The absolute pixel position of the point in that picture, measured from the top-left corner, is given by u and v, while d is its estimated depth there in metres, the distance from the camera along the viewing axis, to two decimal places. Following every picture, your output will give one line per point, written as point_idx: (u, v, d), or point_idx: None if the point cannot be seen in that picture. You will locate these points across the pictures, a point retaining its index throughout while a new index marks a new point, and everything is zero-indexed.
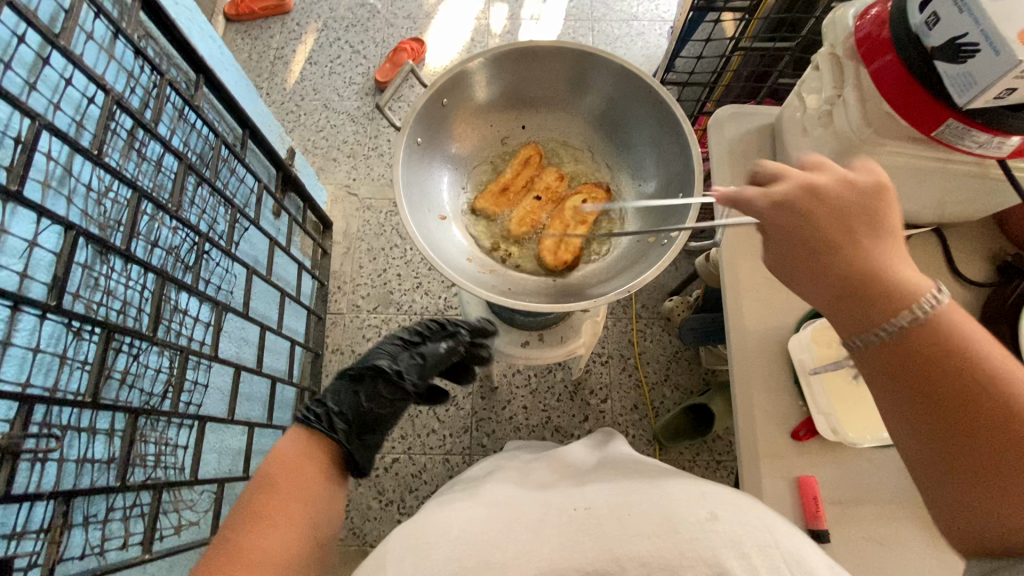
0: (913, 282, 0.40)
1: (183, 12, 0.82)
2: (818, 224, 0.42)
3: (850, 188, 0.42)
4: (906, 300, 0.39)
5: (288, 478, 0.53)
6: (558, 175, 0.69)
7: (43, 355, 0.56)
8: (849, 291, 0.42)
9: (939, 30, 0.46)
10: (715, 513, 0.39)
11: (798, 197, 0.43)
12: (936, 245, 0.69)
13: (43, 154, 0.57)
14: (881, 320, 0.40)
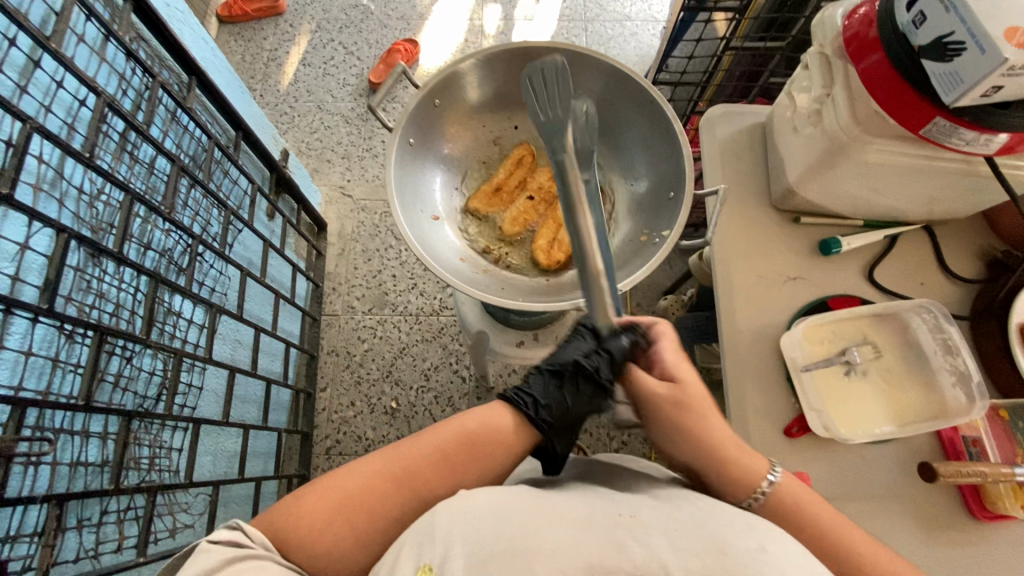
0: (753, 459, 0.50)
1: (175, 14, 0.82)
2: (675, 406, 0.51)
3: (689, 380, 0.53)
4: (754, 478, 0.48)
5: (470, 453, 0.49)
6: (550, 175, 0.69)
7: (35, 359, 0.55)
8: (701, 473, 0.50)
9: (926, 29, 0.46)
10: (765, 545, 0.37)
11: (658, 389, 0.51)
12: (926, 243, 0.69)
13: (35, 157, 0.57)
14: (736, 488, 0.49)
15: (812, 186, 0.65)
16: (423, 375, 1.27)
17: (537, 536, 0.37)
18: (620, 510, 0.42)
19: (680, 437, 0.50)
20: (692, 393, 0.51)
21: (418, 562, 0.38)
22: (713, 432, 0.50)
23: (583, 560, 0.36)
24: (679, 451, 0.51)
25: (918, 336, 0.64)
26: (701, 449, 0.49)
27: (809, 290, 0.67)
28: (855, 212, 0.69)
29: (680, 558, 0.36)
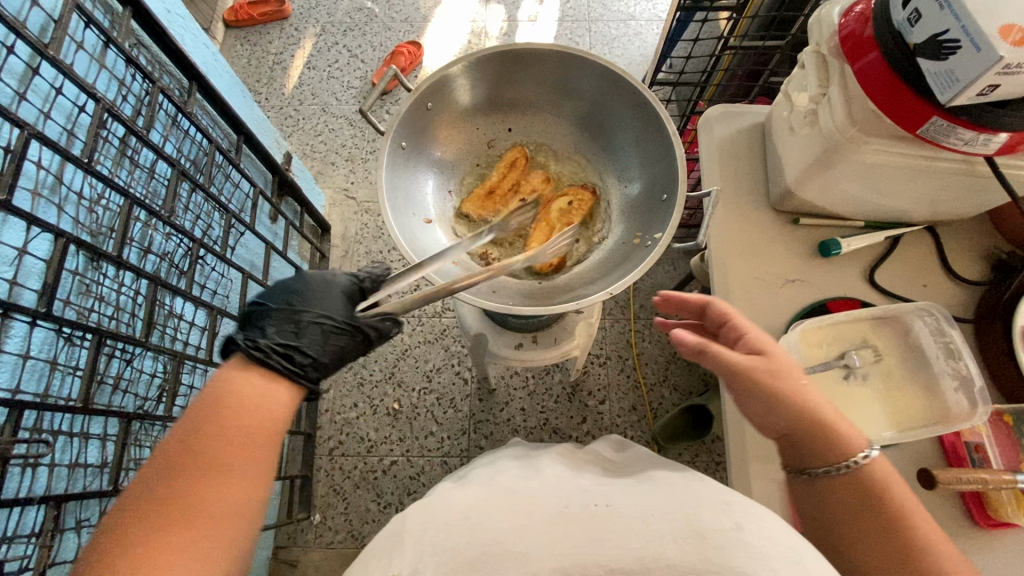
0: (848, 435, 0.47)
1: (176, 21, 0.83)
2: (775, 376, 0.47)
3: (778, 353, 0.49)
4: (846, 452, 0.46)
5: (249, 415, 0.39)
6: (545, 178, 0.68)
7: (35, 362, 0.56)
8: (788, 437, 0.48)
9: (921, 27, 0.45)
10: (740, 523, 0.38)
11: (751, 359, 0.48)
12: (929, 244, 0.68)
13: (33, 163, 0.58)
14: (827, 462, 0.46)
15: (810, 187, 0.63)
16: (425, 377, 1.27)
17: (511, 536, 0.38)
18: (593, 500, 0.42)
19: (769, 403, 0.47)
20: (783, 362, 0.48)
21: (389, 570, 0.39)
22: (805, 400, 0.47)
23: (561, 558, 0.37)
24: (766, 416, 0.48)
25: (920, 339, 0.62)
26: (793, 414, 0.46)
27: (808, 293, 0.66)
28: (855, 213, 0.68)
29: (663, 547, 0.37)
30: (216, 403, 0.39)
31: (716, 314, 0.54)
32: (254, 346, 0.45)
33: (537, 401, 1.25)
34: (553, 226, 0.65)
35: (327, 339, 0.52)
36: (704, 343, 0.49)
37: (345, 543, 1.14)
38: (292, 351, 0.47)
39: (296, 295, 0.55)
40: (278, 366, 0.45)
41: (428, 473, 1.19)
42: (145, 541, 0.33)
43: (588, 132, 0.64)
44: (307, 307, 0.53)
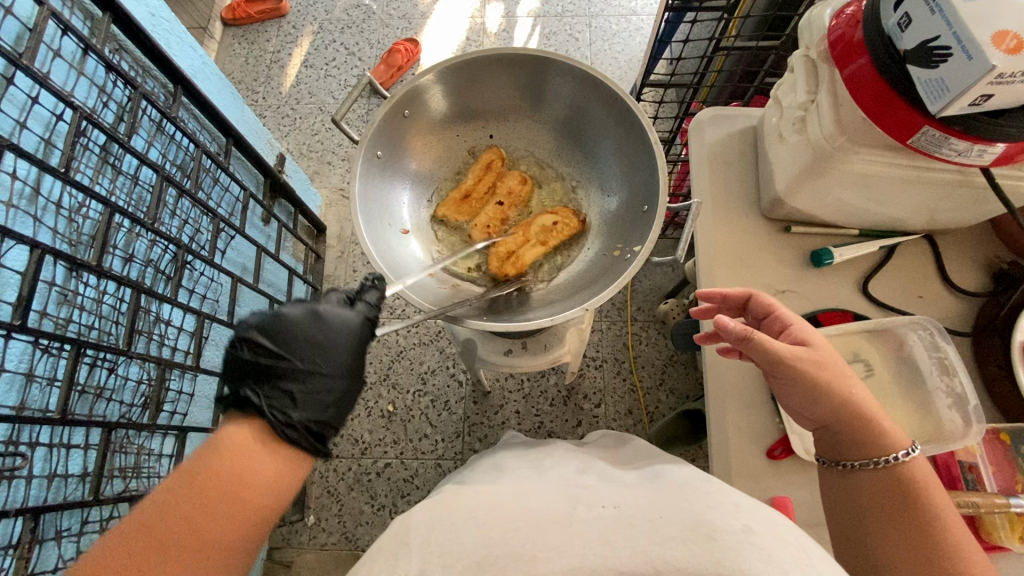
0: (891, 433, 0.46)
1: (161, 24, 0.83)
2: (819, 369, 0.46)
3: (822, 347, 0.48)
4: (884, 448, 0.45)
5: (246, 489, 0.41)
6: (520, 179, 0.66)
7: (11, 375, 0.57)
8: (828, 427, 0.48)
9: (912, 32, 0.43)
10: (750, 525, 0.36)
11: (797, 350, 0.47)
12: (927, 253, 0.65)
13: (8, 174, 0.57)
14: (867, 454, 0.46)
15: (802, 196, 0.61)
16: (420, 379, 1.26)
17: (517, 537, 0.35)
18: (602, 502, 0.40)
19: (813, 395, 0.46)
20: (828, 355, 0.47)
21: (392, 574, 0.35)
22: (850, 392, 0.46)
23: (567, 559, 0.34)
24: (808, 406, 0.48)
25: (914, 353, 0.60)
26: (835, 405, 0.46)
27: (799, 304, 0.64)
28: (850, 221, 0.65)
29: (666, 549, 0.34)
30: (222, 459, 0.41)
31: (759, 307, 0.53)
32: (286, 425, 0.47)
33: (532, 404, 1.24)
34: (528, 240, 0.62)
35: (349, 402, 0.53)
36: (747, 329, 0.47)
37: (338, 545, 1.14)
38: (323, 430, 0.49)
39: (319, 351, 0.51)
40: (308, 448, 0.47)
41: (422, 476, 1.19)
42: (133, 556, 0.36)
43: (567, 139, 0.63)
44: (334, 367, 0.51)
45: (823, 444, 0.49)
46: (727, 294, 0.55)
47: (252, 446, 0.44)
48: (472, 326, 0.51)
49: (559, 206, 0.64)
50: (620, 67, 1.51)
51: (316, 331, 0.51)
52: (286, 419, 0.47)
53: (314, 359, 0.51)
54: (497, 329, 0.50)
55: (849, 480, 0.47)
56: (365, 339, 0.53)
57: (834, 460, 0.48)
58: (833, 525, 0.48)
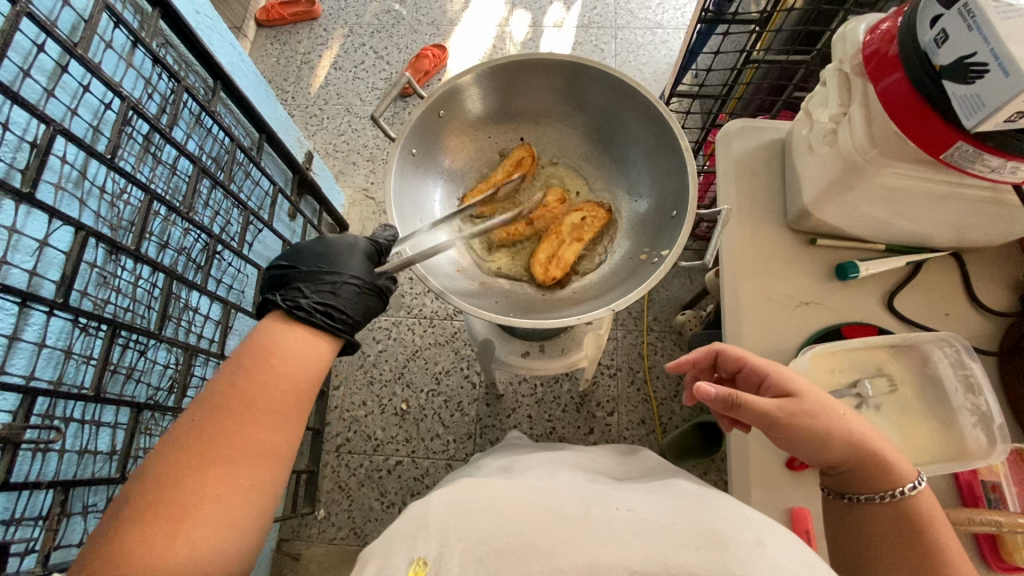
0: (900, 466, 0.46)
1: (204, 21, 0.85)
2: (813, 416, 0.46)
3: (814, 393, 0.48)
4: (894, 481, 0.45)
5: (287, 368, 0.46)
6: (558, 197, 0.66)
7: (50, 350, 0.58)
8: (839, 466, 0.47)
9: (948, 48, 0.43)
10: (762, 540, 0.36)
11: (787, 405, 0.47)
12: (952, 271, 0.65)
13: (58, 157, 0.60)
14: (878, 489, 0.46)
15: (829, 208, 0.61)
16: (434, 379, 1.27)
17: (534, 534, 0.36)
18: (617, 506, 0.40)
19: (820, 444, 0.46)
20: (815, 401, 0.47)
21: (412, 555, 0.37)
22: (850, 430, 0.46)
23: (584, 554, 0.34)
24: (813, 456, 0.47)
25: (939, 371, 0.59)
26: (844, 444, 0.46)
27: (822, 316, 0.64)
28: (876, 236, 0.65)
29: (680, 555, 0.34)
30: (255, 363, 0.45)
31: (728, 360, 0.54)
32: (296, 307, 0.51)
33: (545, 409, 1.24)
34: (563, 240, 0.63)
35: (359, 299, 0.57)
36: (738, 393, 0.46)
37: (347, 540, 1.15)
38: (333, 311, 0.52)
39: (324, 259, 0.59)
40: (320, 324, 0.51)
41: (433, 475, 1.19)
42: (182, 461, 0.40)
43: (600, 145, 0.64)
44: (342, 269, 0.59)
45: (830, 478, 0.50)
46: (696, 356, 0.55)
47: (278, 325, 0.49)
48: (497, 321, 0.51)
49: (586, 202, 0.66)
50: (645, 79, 1.53)
51: (321, 250, 0.60)
52: (294, 303, 0.51)
53: (322, 268, 0.58)
54: (526, 325, 0.51)
55: (855, 512, 0.48)
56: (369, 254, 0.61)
57: (843, 493, 0.49)
58: (837, 548, 0.50)
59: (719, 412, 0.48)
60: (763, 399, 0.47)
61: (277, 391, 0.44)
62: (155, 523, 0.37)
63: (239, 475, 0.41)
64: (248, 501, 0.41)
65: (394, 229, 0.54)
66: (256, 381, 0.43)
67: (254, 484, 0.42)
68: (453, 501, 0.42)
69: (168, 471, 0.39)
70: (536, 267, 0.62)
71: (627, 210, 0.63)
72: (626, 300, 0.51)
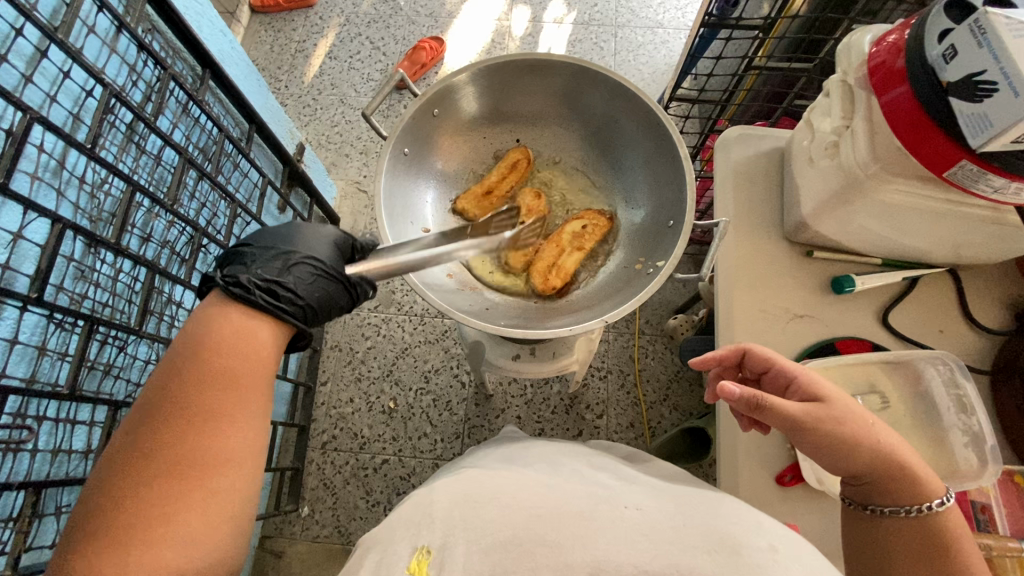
0: (929, 482, 0.45)
1: (194, 7, 0.83)
2: (844, 424, 0.45)
3: (848, 400, 0.47)
4: (922, 496, 0.45)
5: (230, 358, 0.40)
6: (535, 195, 0.65)
7: (24, 347, 0.56)
8: (862, 478, 0.46)
9: (957, 65, 0.42)
10: (776, 545, 0.37)
11: (819, 411, 0.45)
12: (948, 288, 0.64)
13: (35, 146, 0.57)
14: (906, 503, 0.45)
15: (827, 221, 0.61)
16: (423, 377, 1.26)
17: (541, 526, 0.38)
18: (623, 504, 0.42)
19: (846, 452, 0.45)
20: (845, 408, 0.46)
21: (416, 542, 0.40)
22: (879, 441, 0.45)
23: (592, 552, 0.36)
24: (837, 465, 0.46)
25: (931, 388, 0.59)
26: (872, 455, 0.45)
27: (816, 330, 0.63)
28: (873, 250, 0.64)
29: (690, 556, 0.35)
30: (196, 357, 0.39)
31: (756, 361, 0.53)
32: (234, 282, 0.44)
33: (534, 410, 1.23)
34: (563, 249, 0.62)
35: (316, 282, 0.50)
36: (766, 396, 0.45)
37: (330, 538, 1.13)
38: (277, 289, 0.45)
39: (281, 240, 0.52)
40: (261, 303, 0.44)
41: (419, 474, 1.18)
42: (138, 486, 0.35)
43: (597, 150, 0.62)
44: (296, 249, 0.51)
45: (852, 488, 0.49)
46: (723, 354, 0.55)
47: (219, 305, 0.43)
48: (488, 330, 0.50)
49: (585, 210, 0.64)
50: (644, 79, 1.51)
51: (282, 231, 0.53)
52: (235, 277, 0.44)
53: (275, 245, 0.51)
54: (518, 335, 0.50)
55: (876, 525, 0.47)
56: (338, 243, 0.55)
57: (865, 504, 0.48)
58: (854, 557, 0.49)
59: (742, 412, 0.47)
60: (790, 402, 0.46)
61: (220, 386, 0.39)
62: (104, 540, 0.34)
63: (198, 482, 0.37)
64: (218, 506, 0.37)
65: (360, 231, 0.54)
66: (200, 381, 0.38)
67: (217, 489, 0.37)
68: (461, 495, 0.43)
69: (119, 486, 0.35)
70: (534, 274, 0.61)
71: (623, 218, 0.62)
72: (621, 312, 0.50)
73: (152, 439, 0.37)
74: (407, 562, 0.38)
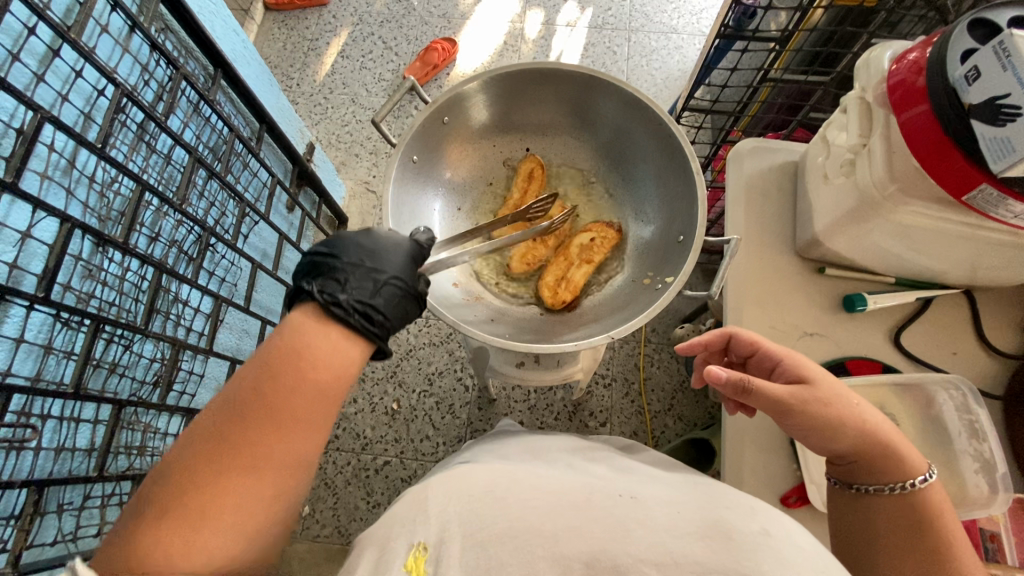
0: (911, 458, 0.44)
1: (208, 7, 0.83)
2: (827, 404, 0.45)
3: (830, 380, 0.47)
4: (903, 471, 0.44)
5: (320, 371, 0.38)
6: (561, 209, 0.64)
7: (29, 345, 0.56)
8: (846, 457, 0.46)
9: (979, 86, 0.41)
10: (769, 529, 0.37)
11: (801, 392, 0.45)
12: (963, 310, 0.63)
13: (46, 145, 0.57)
14: (887, 477, 0.44)
15: (841, 239, 0.60)
16: (427, 380, 1.26)
17: (542, 516, 0.38)
18: (620, 493, 0.42)
19: (830, 433, 0.44)
20: (830, 389, 0.46)
21: (412, 540, 0.39)
22: (862, 420, 0.45)
23: (589, 541, 0.35)
24: (822, 445, 0.46)
25: (942, 412, 0.58)
26: (855, 436, 0.44)
27: (826, 348, 0.62)
28: (886, 269, 0.63)
29: (689, 551, 0.35)
30: (293, 354, 0.37)
31: (741, 345, 0.53)
32: (334, 301, 0.41)
33: (537, 416, 1.22)
34: (571, 262, 0.61)
35: (399, 304, 0.48)
36: (751, 379, 0.45)
37: (330, 538, 1.13)
38: (372, 311, 0.43)
39: (367, 252, 0.49)
40: (357, 326, 0.41)
41: (420, 476, 1.18)
42: (209, 469, 0.33)
43: (609, 161, 0.62)
44: (383, 266, 0.48)
45: (838, 468, 0.48)
46: (710, 339, 0.54)
47: (309, 321, 0.40)
48: (485, 343, 0.49)
49: (594, 222, 0.64)
50: (656, 85, 1.50)
51: (367, 241, 0.50)
52: (332, 297, 0.42)
53: (363, 258, 0.49)
54: (518, 350, 0.49)
55: (861, 503, 0.46)
56: (414, 257, 0.51)
57: (848, 481, 0.47)
58: (840, 533, 0.48)
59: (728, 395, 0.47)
60: (774, 384, 0.46)
61: (312, 399, 0.37)
62: (171, 521, 0.32)
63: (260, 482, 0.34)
64: (271, 505, 0.35)
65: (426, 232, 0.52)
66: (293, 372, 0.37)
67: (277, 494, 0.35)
68: (458, 489, 0.42)
69: (193, 462, 0.34)
70: (542, 288, 0.60)
71: (632, 230, 0.61)
72: (625, 328, 0.49)
73: (228, 425, 0.35)
74: (403, 559, 0.37)
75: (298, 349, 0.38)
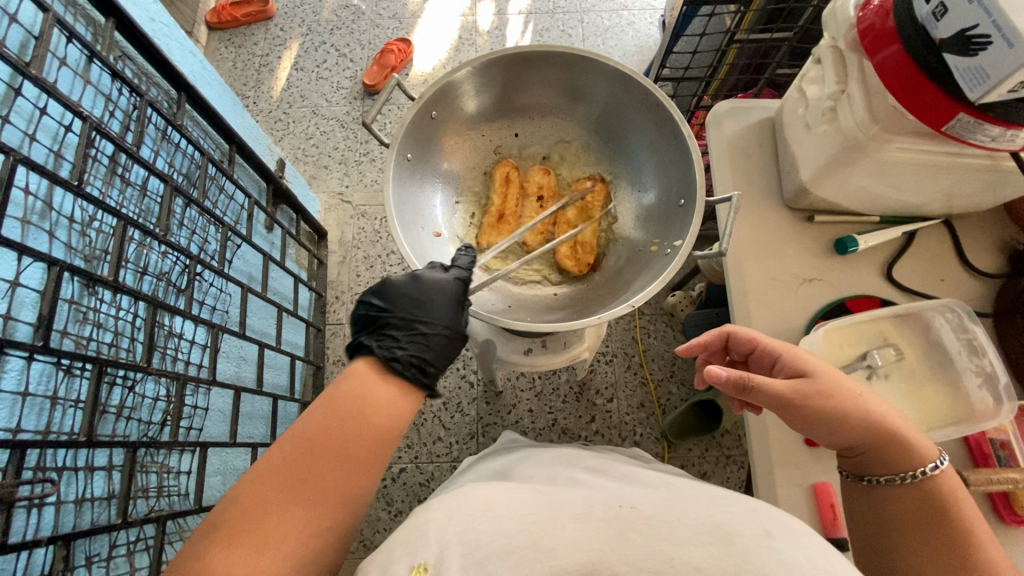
0: (922, 447, 0.47)
1: (161, 29, 0.80)
2: (828, 396, 0.48)
3: (831, 372, 0.50)
4: (915, 461, 0.46)
5: (374, 417, 0.44)
6: (546, 172, 0.67)
7: (33, 398, 0.54)
8: (856, 448, 0.48)
9: (947, 21, 0.44)
10: (771, 530, 0.37)
11: (806, 388, 0.48)
12: (945, 238, 0.66)
13: (21, 189, 0.55)
14: (900, 467, 0.46)
15: (827, 185, 0.62)
16: None
17: None
18: (621, 503, 0.41)
19: (838, 425, 0.47)
20: (829, 381, 0.49)
21: (411, 563, 0.39)
22: (866, 408, 0.47)
23: None
24: (830, 436, 0.48)
25: (942, 336, 0.61)
26: (861, 425, 0.47)
27: (827, 292, 0.65)
28: (871, 208, 0.66)
29: None
30: (357, 401, 0.44)
31: (740, 342, 0.55)
32: (392, 357, 0.48)
33: (545, 402, 1.23)
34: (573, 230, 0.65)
35: (449, 349, 0.54)
36: (750, 376, 0.48)
37: (358, 553, 1.12)
38: (425, 364, 0.50)
39: (416, 304, 0.54)
40: (412, 379, 0.48)
41: (439, 478, 1.18)
42: (266, 491, 0.39)
43: (598, 135, 0.63)
44: (434, 318, 0.54)
45: (849, 460, 0.51)
46: (708, 340, 0.57)
47: (369, 373, 0.47)
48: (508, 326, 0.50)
49: (578, 182, 0.66)
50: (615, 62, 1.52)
51: (415, 290, 0.54)
52: (390, 353, 0.49)
53: (415, 310, 0.54)
54: (542, 328, 0.50)
55: (876, 494, 0.48)
56: (460, 299, 0.54)
57: (862, 476, 0.49)
58: (858, 533, 0.50)
59: (732, 393, 0.50)
60: (774, 380, 0.49)
61: (365, 437, 0.42)
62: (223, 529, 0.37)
63: (303, 511, 0.39)
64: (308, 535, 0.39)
65: (468, 254, 0.57)
66: (351, 416, 0.42)
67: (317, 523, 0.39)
68: None
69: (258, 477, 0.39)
70: (563, 261, 0.62)
71: (631, 202, 0.62)
72: (643, 295, 0.50)
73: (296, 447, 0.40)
74: None
75: (356, 398, 0.44)
